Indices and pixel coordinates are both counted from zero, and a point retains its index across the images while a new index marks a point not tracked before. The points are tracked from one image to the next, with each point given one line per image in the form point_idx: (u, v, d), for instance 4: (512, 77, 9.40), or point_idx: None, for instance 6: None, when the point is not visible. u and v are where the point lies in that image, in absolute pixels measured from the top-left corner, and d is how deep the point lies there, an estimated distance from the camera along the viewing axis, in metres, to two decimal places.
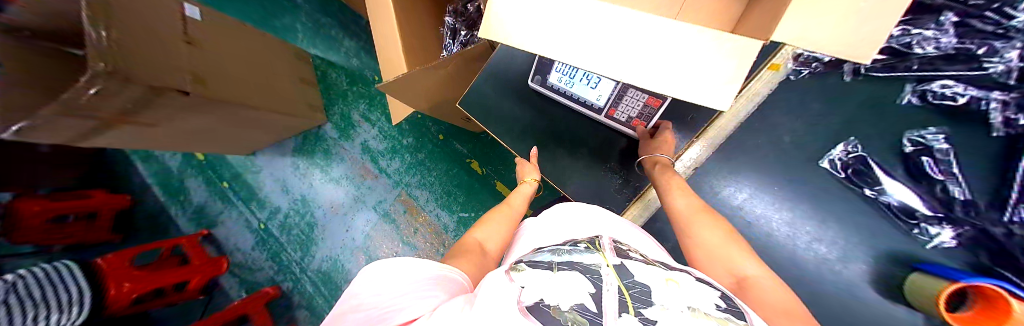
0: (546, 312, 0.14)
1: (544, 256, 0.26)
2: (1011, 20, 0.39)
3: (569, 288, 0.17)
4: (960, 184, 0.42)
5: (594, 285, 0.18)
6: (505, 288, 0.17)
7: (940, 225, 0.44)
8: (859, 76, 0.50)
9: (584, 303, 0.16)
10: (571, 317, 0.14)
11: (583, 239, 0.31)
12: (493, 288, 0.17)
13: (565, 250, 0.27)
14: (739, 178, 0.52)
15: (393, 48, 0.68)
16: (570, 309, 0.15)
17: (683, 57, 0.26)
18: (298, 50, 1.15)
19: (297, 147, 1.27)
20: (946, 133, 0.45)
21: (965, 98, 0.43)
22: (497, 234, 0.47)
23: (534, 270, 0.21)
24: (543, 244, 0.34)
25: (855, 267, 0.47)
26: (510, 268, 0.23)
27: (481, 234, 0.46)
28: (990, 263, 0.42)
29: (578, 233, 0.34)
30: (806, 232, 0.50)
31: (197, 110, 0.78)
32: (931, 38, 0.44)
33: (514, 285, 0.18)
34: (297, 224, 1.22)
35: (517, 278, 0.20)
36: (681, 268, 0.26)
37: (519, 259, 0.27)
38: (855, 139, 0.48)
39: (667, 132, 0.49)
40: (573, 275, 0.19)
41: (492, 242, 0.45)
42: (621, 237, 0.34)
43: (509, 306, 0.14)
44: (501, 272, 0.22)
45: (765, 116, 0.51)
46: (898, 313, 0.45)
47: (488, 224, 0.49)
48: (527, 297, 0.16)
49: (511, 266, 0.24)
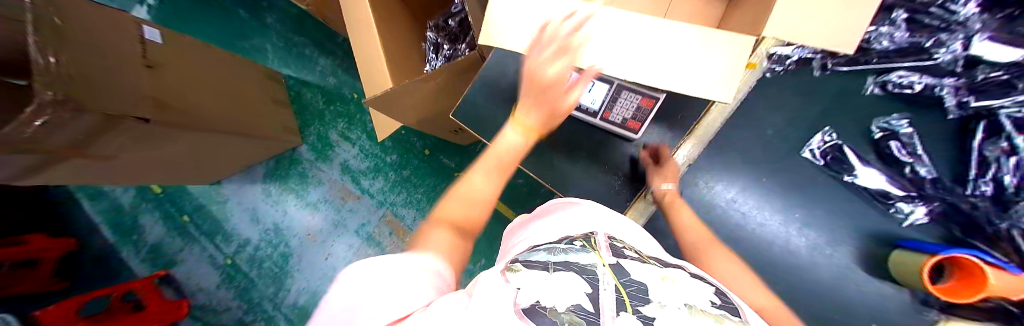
0: (543, 314, 0.12)
1: (540, 255, 0.23)
2: (953, 15, 0.47)
3: (565, 288, 0.15)
4: (926, 164, 0.48)
5: (590, 286, 0.17)
6: (496, 289, 0.13)
7: (914, 203, 0.48)
8: (828, 70, 0.53)
9: (582, 304, 0.14)
10: (568, 318, 0.12)
11: (578, 237, 0.30)
12: (478, 291, 0.14)
13: (561, 248, 0.25)
14: (732, 173, 0.54)
15: (376, 64, 0.67)
16: (567, 310, 0.13)
17: (682, 61, 0.31)
18: (267, 69, 1.09)
19: (268, 173, 1.19)
20: (909, 119, 0.49)
21: (919, 86, 0.48)
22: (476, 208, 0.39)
23: (530, 270, 0.18)
24: (539, 239, 0.32)
25: (843, 250, 0.50)
26: (503, 268, 0.20)
27: (447, 211, 0.37)
28: (961, 235, 0.46)
29: (573, 228, 0.32)
30: (795, 219, 0.52)
31: (157, 137, 0.71)
32: (886, 33, 0.51)
33: (507, 285, 0.15)
34: (269, 256, 1.13)
35: (511, 277, 0.16)
36: (675, 264, 0.26)
37: (512, 258, 0.24)
38: (830, 128, 0.52)
39: (673, 162, 0.52)
40: (570, 275, 0.18)
41: (468, 222, 0.38)
42: (620, 235, 0.33)
43: (500, 305, 0.11)
44: (494, 271, 0.19)
45: (749, 112, 0.54)
46: (883, 288, 0.48)
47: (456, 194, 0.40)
48: (522, 298, 0.13)
49: (503, 265, 0.21)
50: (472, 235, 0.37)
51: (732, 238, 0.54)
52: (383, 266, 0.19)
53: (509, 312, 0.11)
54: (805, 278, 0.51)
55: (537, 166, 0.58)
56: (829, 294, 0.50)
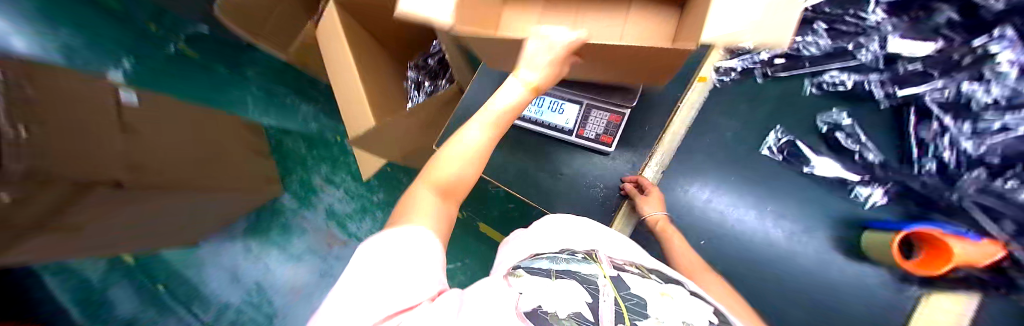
0: (544, 318, 0.14)
1: (542, 263, 0.25)
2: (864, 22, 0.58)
3: (567, 297, 0.17)
4: (870, 149, 0.52)
5: (590, 296, 0.18)
6: (502, 293, 0.17)
7: (871, 186, 0.51)
8: (769, 77, 0.59)
9: (582, 312, 0.15)
10: (569, 325, 0.14)
11: (580, 250, 0.31)
12: (490, 291, 0.17)
13: (562, 258, 0.27)
14: (705, 177, 0.57)
15: (355, 107, 0.69)
16: (568, 317, 0.15)
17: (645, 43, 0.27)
18: (252, 125, 1.12)
19: (249, 228, 1.16)
20: (847, 112, 0.54)
21: (850, 83, 0.56)
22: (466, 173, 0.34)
23: (533, 277, 0.21)
24: (541, 250, 0.33)
25: (819, 236, 0.52)
26: (507, 274, 0.23)
27: (438, 169, 0.33)
28: (919, 209, 0.49)
29: (575, 243, 0.34)
30: (767, 211, 0.55)
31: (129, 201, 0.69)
32: (813, 42, 0.60)
33: (512, 290, 0.18)
34: (248, 318, 1.06)
35: (514, 283, 0.19)
36: (675, 280, 0.27)
37: (515, 265, 0.26)
38: (780, 127, 0.57)
39: (655, 190, 0.55)
40: (571, 284, 0.19)
41: (460, 187, 0.34)
42: (613, 250, 0.34)
43: (507, 307, 0.14)
44: (499, 277, 0.22)
45: (707, 119, 0.59)
46: (862, 272, 0.50)
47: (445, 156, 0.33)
48: (525, 302, 0.16)
49: (508, 273, 0.23)
50: (465, 196, 0.36)
51: (714, 239, 0.55)
52: (400, 239, 0.24)
53: (512, 312, 0.13)
54: (785, 269, 0.52)
55: (520, 186, 0.60)
56: (811, 284, 0.51)
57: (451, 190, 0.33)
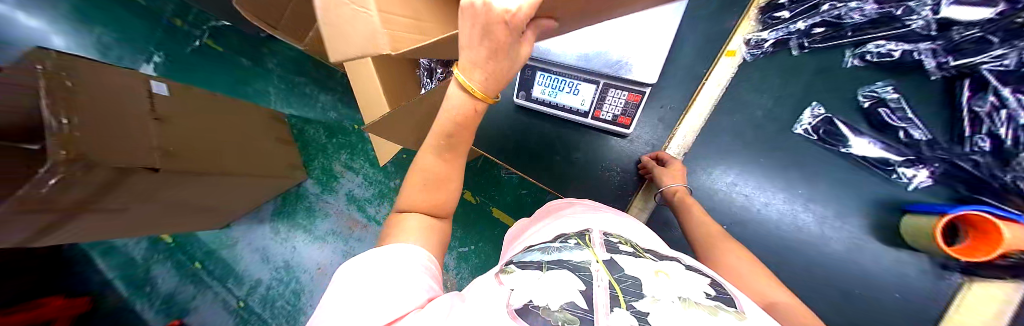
0: (536, 314, 0.14)
1: (534, 255, 0.25)
2: None
3: (558, 287, 0.17)
4: (918, 127, 0.47)
5: (584, 282, 0.18)
6: (494, 293, 0.18)
7: (916, 167, 0.47)
8: (805, 48, 0.54)
9: (575, 301, 0.16)
10: (561, 316, 0.14)
11: (573, 234, 0.31)
12: (481, 297, 0.17)
13: (555, 247, 0.26)
14: (731, 159, 0.55)
15: (372, 94, 0.70)
16: (560, 309, 0.15)
17: None
18: (273, 112, 1.14)
19: (276, 211, 1.24)
20: (894, 85, 0.49)
21: (898, 53, 0.48)
22: (434, 191, 0.34)
23: (524, 271, 0.21)
24: (535, 242, 0.34)
25: (851, 221, 0.51)
26: (500, 271, 0.24)
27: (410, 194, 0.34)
28: (966, 191, 0.46)
29: (568, 226, 0.34)
30: (799, 195, 0.53)
31: (171, 185, 0.76)
32: (856, 8, 0.48)
33: (504, 288, 0.18)
34: (282, 294, 1.16)
35: (506, 280, 0.20)
36: (671, 256, 0.27)
37: (509, 260, 0.27)
38: (817, 103, 0.52)
39: (676, 162, 0.52)
40: (563, 273, 0.19)
41: (438, 204, 0.34)
42: (619, 231, 0.33)
43: (498, 310, 0.15)
44: (492, 276, 0.23)
45: (734, 95, 0.56)
46: (895, 257, 0.49)
47: (416, 176, 0.34)
48: (517, 299, 0.16)
49: (499, 269, 0.24)
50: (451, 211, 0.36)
51: (739, 222, 0.55)
52: (387, 256, 0.25)
53: (504, 314, 0.14)
54: (807, 252, 0.52)
55: (533, 169, 0.60)
56: (835, 266, 0.51)
57: (431, 209, 0.34)
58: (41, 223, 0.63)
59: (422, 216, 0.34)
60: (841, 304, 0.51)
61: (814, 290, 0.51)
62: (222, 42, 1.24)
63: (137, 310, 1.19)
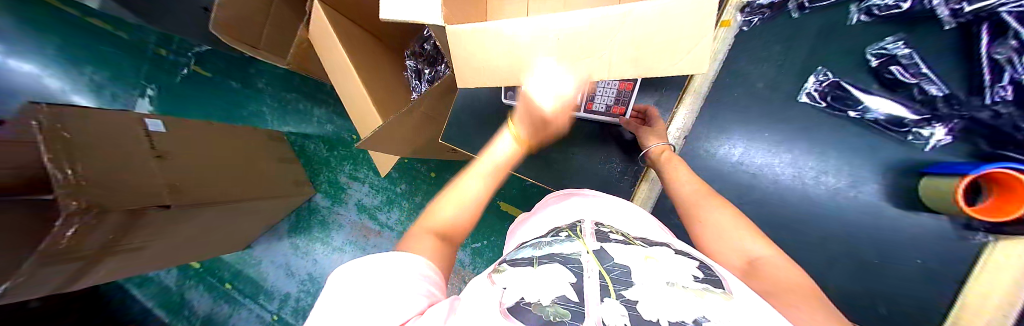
0: (528, 310, 0.16)
1: (525, 252, 0.25)
2: None
3: (549, 281, 0.18)
4: (935, 82, 0.43)
5: (575, 274, 0.19)
6: (487, 294, 0.19)
7: (931, 125, 0.45)
8: (806, 9, 0.51)
9: (566, 295, 0.17)
10: (553, 311, 0.16)
11: (566, 227, 0.30)
12: (475, 297, 0.18)
13: (546, 241, 0.26)
14: (732, 135, 0.53)
15: (361, 106, 0.68)
16: (551, 303, 0.16)
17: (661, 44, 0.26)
18: (270, 131, 1.13)
19: (292, 227, 1.27)
20: (904, 39, 0.46)
21: (908, 3, 0.45)
22: (460, 213, 0.39)
23: (515, 268, 0.22)
24: (531, 238, 0.33)
25: (867, 188, 0.49)
26: (493, 271, 0.24)
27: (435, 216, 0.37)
28: (990, 148, 0.43)
29: (561, 220, 0.34)
30: (810, 168, 0.51)
31: (184, 222, 0.78)
32: None
33: (497, 287, 0.19)
34: (311, 304, 1.20)
35: (498, 279, 0.21)
36: (661, 242, 0.26)
37: (502, 258, 0.27)
38: (823, 68, 0.50)
39: (657, 118, 0.50)
40: (554, 267, 0.20)
41: (455, 227, 0.38)
42: (614, 221, 0.33)
43: (492, 310, 0.16)
44: (484, 277, 0.23)
45: (735, 69, 0.53)
46: (917, 218, 0.47)
47: (448, 202, 0.39)
48: (509, 297, 0.18)
49: (493, 268, 0.24)
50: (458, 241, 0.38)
51: (753, 200, 0.53)
52: (389, 264, 0.25)
53: (497, 313, 0.16)
54: (823, 224, 0.51)
55: (531, 169, 0.59)
56: (854, 234, 0.50)
57: (448, 233, 0.37)
58: (71, 272, 0.67)
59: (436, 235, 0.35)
60: (861, 271, 0.50)
61: (830, 262, 0.50)
62: (209, 67, 1.22)
63: None
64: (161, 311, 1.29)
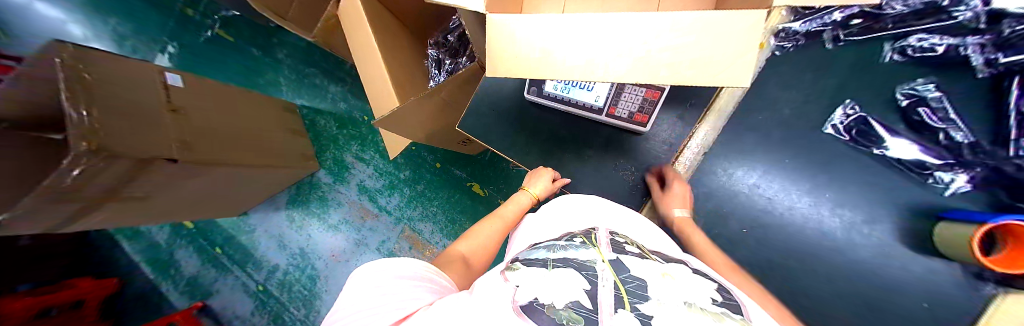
0: (541, 311, 0.15)
1: (539, 253, 0.25)
2: None
3: (564, 286, 0.18)
4: (960, 128, 0.45)
5: (589, 282, 0.19)
6: (500, 289, 0.19)
7: (954, 170, 0.46)
8: (840, 41, 0.53)
9: (579, 300, 0.17)
10: (566, 315, 0.15)
11: (580, 233, 0.30)
12: (490, 292, 0.18)
13: (560, 245, 0.26)
14: (752, 158, 0.53)
15: (381, 84, 0.68)
16: (564, 307, 0.16)
17: (704, 47, 0.26)
18: (286, 103, 1.15)
19: (291, 200, 1.27)
20: (937, 82, 0.47)
21: (943, 48, 0.47)
22: (487, 241, 0.44)
23: (529, 268, 0.22)
24: (540, 238, 0.33)
25: (882, 228, 0.49)
26: (505, 268, 0.24)
27: (461, 245, 0.42)
28: (1009, 199, 0.43)
29: (573, 225, 0.34)
30: (826, 199, 0.51)
31: (188, 178, 0.78)
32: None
33: (509, 284, 0.20)
34: (298, 280, 1.20)
35: (511, 277, 0.21)
36: (678, 259, 0.27)
37: (513, 257, 0.27)
38: (851, 101, 0.51)
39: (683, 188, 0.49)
40: (568, 272, 0.20)
41: (480, 255, 0.42)
42: (625, 230, 0.33)
43: (503, 306, 0.16)
44: (496, 273, 0.23)
45: (763, 93, 0.54)
46: (933, 264, 0.46)
47: (478, 231, 0.46)
48: (522, 296, 0.17)
49: (505, 266, 0.25)
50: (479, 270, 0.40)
51: (764, 226, 0.52)
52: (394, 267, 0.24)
53: (510, 311, 0.15)
54: (833, 260, 0.50)
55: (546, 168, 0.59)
56: (863, 273, 0.49)
57: (471, 256, 0.40)
58: (66, 214, 0.66)
59: (460, 256, 0.39)
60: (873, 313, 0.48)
61: (838, 301, 0.49)
62: (234, 32, 1.25)
63: (162, 292, 1.24)
64: (146, 267, 1.28)
